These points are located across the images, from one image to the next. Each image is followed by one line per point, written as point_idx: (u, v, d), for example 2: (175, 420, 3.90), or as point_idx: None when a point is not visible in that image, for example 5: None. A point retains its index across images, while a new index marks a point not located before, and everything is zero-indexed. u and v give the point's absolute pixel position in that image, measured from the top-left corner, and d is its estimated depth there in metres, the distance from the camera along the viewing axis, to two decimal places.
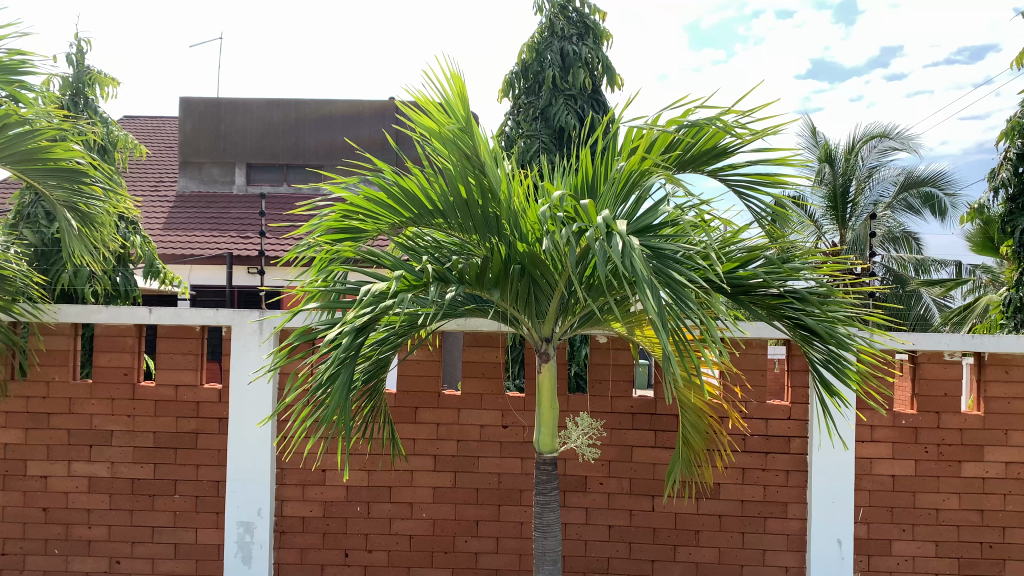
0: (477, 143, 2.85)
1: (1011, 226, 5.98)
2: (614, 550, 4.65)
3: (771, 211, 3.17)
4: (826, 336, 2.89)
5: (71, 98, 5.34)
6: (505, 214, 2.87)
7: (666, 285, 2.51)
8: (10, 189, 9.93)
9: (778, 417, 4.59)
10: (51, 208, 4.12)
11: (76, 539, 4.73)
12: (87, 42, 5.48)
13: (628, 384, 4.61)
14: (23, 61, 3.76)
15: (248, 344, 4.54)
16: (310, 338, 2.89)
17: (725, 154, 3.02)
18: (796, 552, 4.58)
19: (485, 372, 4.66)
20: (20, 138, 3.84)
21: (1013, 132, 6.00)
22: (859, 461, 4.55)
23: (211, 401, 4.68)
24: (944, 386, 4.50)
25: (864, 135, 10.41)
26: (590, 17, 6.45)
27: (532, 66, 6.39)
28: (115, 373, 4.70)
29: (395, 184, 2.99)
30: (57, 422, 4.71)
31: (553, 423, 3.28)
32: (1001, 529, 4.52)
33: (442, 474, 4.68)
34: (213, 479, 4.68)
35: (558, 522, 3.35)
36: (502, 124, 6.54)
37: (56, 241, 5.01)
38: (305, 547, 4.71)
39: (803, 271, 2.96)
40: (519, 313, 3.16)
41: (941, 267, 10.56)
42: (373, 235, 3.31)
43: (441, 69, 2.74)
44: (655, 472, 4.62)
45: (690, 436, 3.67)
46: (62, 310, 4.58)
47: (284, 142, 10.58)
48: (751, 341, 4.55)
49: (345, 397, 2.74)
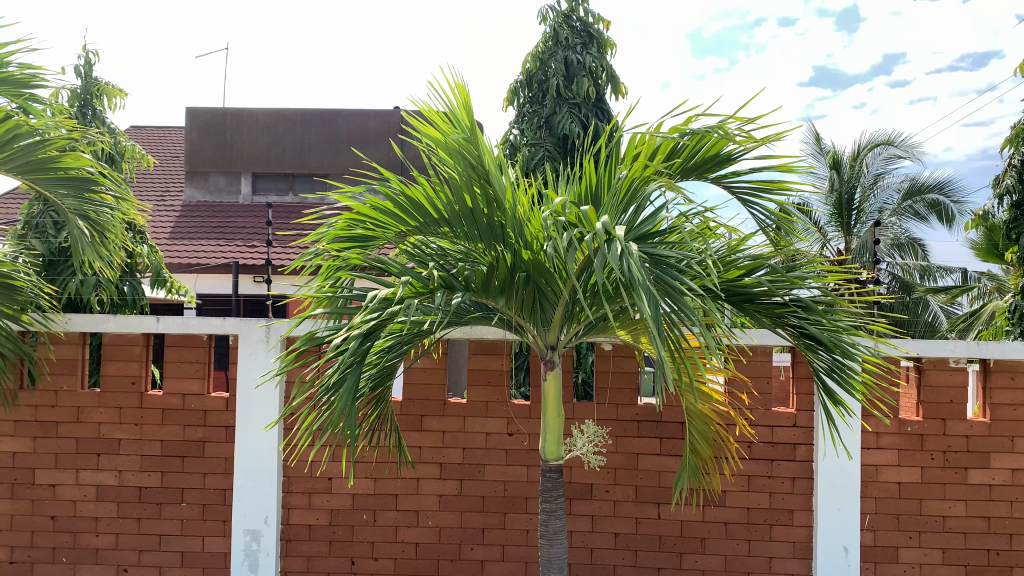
0: (482, 152, 2.86)
1: (1016, 232, 5.99)
2: (620, 557, 4.65)
3: (775, 219, 3.19)
4: (831, 345, 2.91)
5: (80, 109, 5.40)
6: (509, 222, 2.90)
7: (667, 293, 2.53)
8: (18, 198, 10.03)
9: (783, 424, 4.59)
10: (63, 216, 4.15)
11: (84, 547, 4.75)
12: (96, 54, 5.55)
13: (632, 391, 4.62)
14: (34, 75, 3.82)
15: (254, 352, 4.57)
16: (317, 344, 2.93)
17: (728, 161, 3.05)
18: (801, 559, 4.58)
19: (490, 380, 4.68)
20: (30, 149, 3.89)
21: (1017, 140, 6.01)
22: (864, 468, 4.54)
23: (219, 410, 4.71)
24: (949, 393, 4.48)
25: (869, 142, 10.37)
26: (594, 26, 6.50)
27: (536, 76, 6.43)
28: (122, 383, 4.73)
29: (401, 194, 3.01)
30: (66, 430, 4.75)
31: (558, 431, 3.29)
32: (1008, 536, 4.50)
33: (448, 482, 4.69)
34: (220, 488, 4.70)
35: (564, 529, 3.36)
36: (506, 132, 6.59)
37: (64, 250, 5.03)
38: (311, 555, 4.73)
39: (808, 279, 2.98)
40: (525, 321, 3.19)
41: (947, 274, 10.44)
42: (380, 244, 3.33)
43: (446, 80, 2.77)
44: (661, 480, 4.62)
45: (697, 443, 3.69)
46: (72, 319, 4.62)
47: (289, 151, 10.65)
48: (756, 349, 4.55)
49: (350, 402, 2.75)
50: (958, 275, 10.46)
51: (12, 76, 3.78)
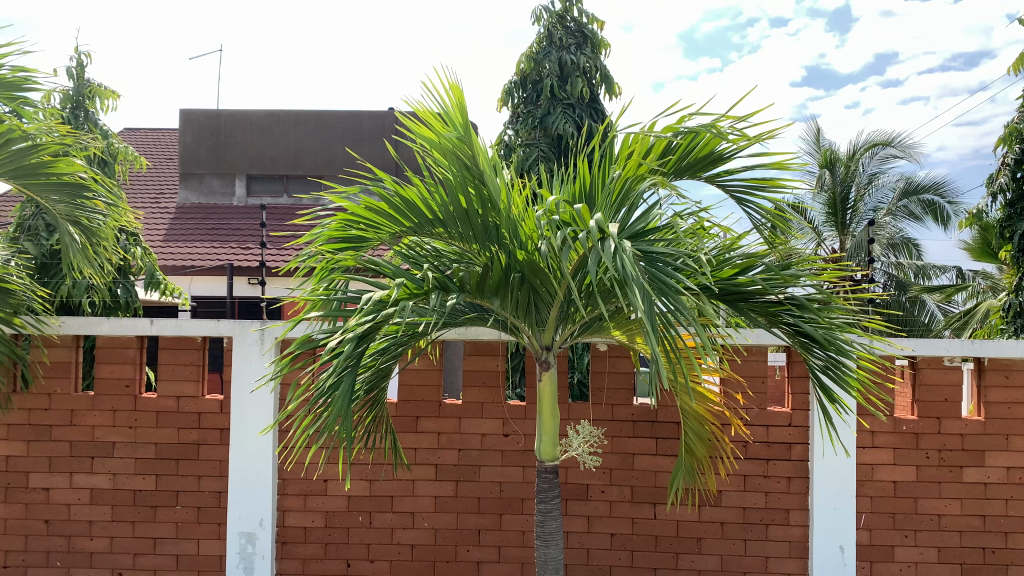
0: (476, 153, 2.86)
1: (1011, 230, 5.98)
2: (616, 558, 4.64)
3: (769, 218, 3.21)
4: (826, 343, 2.91)
5: (72, 111, 5.37)
6: (504, 223, 2.89)
7: (662, 291, 2.51)
8: (11, 202, 9.96)
9: (778, 423, 4.60)
10: (54, 221, 4.12)
11: (78, 551, 4.72)
12: (88, 55, 5.51)
13: (628, 391, 4.62)
14: (26, 78, 3.79)
15: (249, 354, 4.56)
16: (312, 347, 2.93)
17: (720, 160, 3.05)
18: (797, 559, 4.58)
19: (485, 381, 4.67)
20: (22, 154, 3.86)
21: (1011, 138, 5.99)
22: (860, 468, 4.54)
23: (213, 412, 4.69)
24: (944, 392, 4.50)
25: (864, 142, 10.46)
26: (588, 26, 6.50)
27: (530, 76, 6.43)
28: (116, 385, 4.71)
29: (396, 194, 3.01)
30: (59, 434, 4.72)
31: (554, 431, 3.29)
32: (1003, 534, 4.51)
33: (444, 483, 4.68)
34: (214, 490, 4.68)
35: (560, 530, 3.35)
36: (502, 132, 6.59)
37: (55, 253, 5.01)
38: (307, 558, 4.71)
39: (802, 278, 2.97)
40: (519, 322, 3.18)
41: (942, 273, 10.47)
42: (374, 245, 3.31)
43: (440, 80, 2.78)
44: (656, 480, 4.62)
45: (693, 443, 3.70)
46: (66, 322, 4.62)
47: (284, 152, 10.62)
48: (751, 348, 4.56)
49: (346, 405, 2.72)
50: (953, 274, 10.47)
51: (5, 78, 3.75)
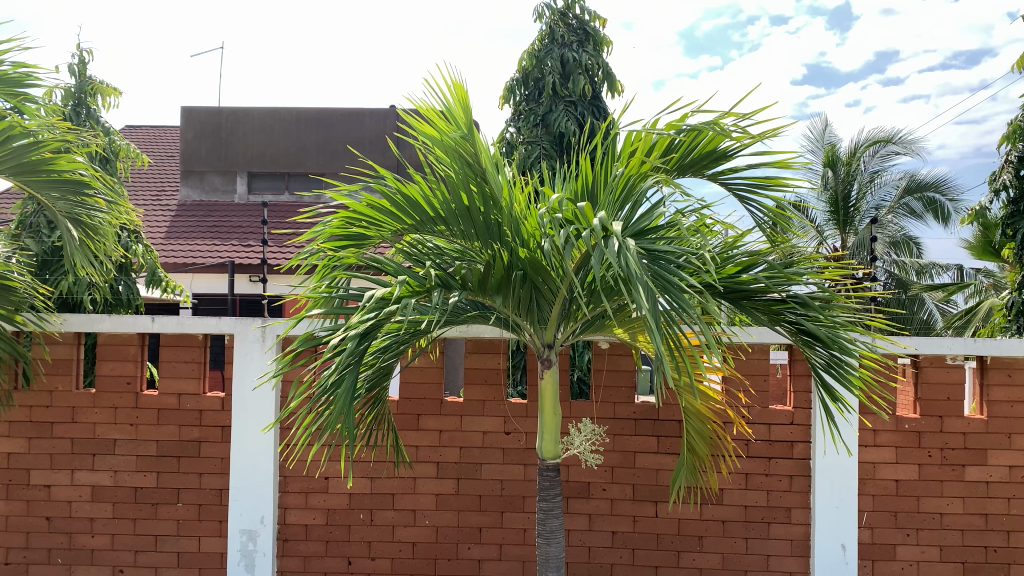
0: (478, 150, 2.84)
1: (1013, 228, 5.96)
2: (617, 556, 4.64)
3: (772, 216, 3.19)
4: (829, 342, 2.89)
5: (74, 108, 5.36)
6: (506, 221, 2.88)
7: (666, 290, 2.50)
8: (11, 199, 9.97)
9: (780, 422, 4.59)
10: (53, 218, 4.10)
11: (79, 548, 4.72)
12: (89, 53, 5.51)
13: (630, 389, 4.62)
14: (29, 74, 3.79)
15: (250, 351, 4.55)
16: (314, 344, 2.92)
17: (724, 157, 3.03)
18: (799, 557, 4.58)
19: (487, 379, 4.67)
20: (23, 150, 3.86)
21: (1014, 136, 5.96)
22: (862, 466, 4.54)
23: (215, 410, 4.69)
24: (946, 390, 4.49)
25: (867, 140, 10.41)
26: (590, 23, 6.47)
27: (532, 73, 6.42)
28: (117, 383, 4.71)
29: (398, 192, 3.00)
30: (61, 431, 4.72)
31: (555, 430, 3.27)
32: (1005, 533, 4.50)
33: (445, 481, 4.68)
34: (216, 488, 4.68)
35: (562, 528, 3.34)
36: (503, 130, 6.57)
37: (57, 249, 5.01)
38: (308, 555, 4.71)
39: (805, 276, 2.95)
40: (522, 320, 3.18)
41: (943, 271, 10.51)
42: (376, 242, 3.31)
43: (442, 77, 2.75)
44: (658, 478, 4.61)
45: (695, 442, 3.69)
46: (68, 320, 4.61)
47: (286, 149, 10.61)
48: (754, 346, 4.54)
49: (349, 402, 2.71)
50: (954, 273, 10.48)
51: (7, 75, 3.75)
